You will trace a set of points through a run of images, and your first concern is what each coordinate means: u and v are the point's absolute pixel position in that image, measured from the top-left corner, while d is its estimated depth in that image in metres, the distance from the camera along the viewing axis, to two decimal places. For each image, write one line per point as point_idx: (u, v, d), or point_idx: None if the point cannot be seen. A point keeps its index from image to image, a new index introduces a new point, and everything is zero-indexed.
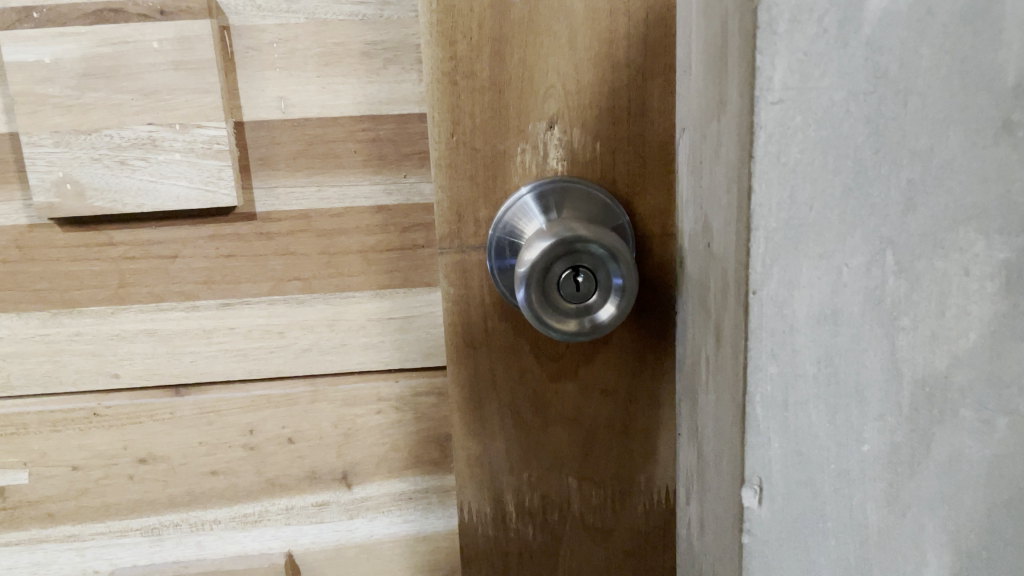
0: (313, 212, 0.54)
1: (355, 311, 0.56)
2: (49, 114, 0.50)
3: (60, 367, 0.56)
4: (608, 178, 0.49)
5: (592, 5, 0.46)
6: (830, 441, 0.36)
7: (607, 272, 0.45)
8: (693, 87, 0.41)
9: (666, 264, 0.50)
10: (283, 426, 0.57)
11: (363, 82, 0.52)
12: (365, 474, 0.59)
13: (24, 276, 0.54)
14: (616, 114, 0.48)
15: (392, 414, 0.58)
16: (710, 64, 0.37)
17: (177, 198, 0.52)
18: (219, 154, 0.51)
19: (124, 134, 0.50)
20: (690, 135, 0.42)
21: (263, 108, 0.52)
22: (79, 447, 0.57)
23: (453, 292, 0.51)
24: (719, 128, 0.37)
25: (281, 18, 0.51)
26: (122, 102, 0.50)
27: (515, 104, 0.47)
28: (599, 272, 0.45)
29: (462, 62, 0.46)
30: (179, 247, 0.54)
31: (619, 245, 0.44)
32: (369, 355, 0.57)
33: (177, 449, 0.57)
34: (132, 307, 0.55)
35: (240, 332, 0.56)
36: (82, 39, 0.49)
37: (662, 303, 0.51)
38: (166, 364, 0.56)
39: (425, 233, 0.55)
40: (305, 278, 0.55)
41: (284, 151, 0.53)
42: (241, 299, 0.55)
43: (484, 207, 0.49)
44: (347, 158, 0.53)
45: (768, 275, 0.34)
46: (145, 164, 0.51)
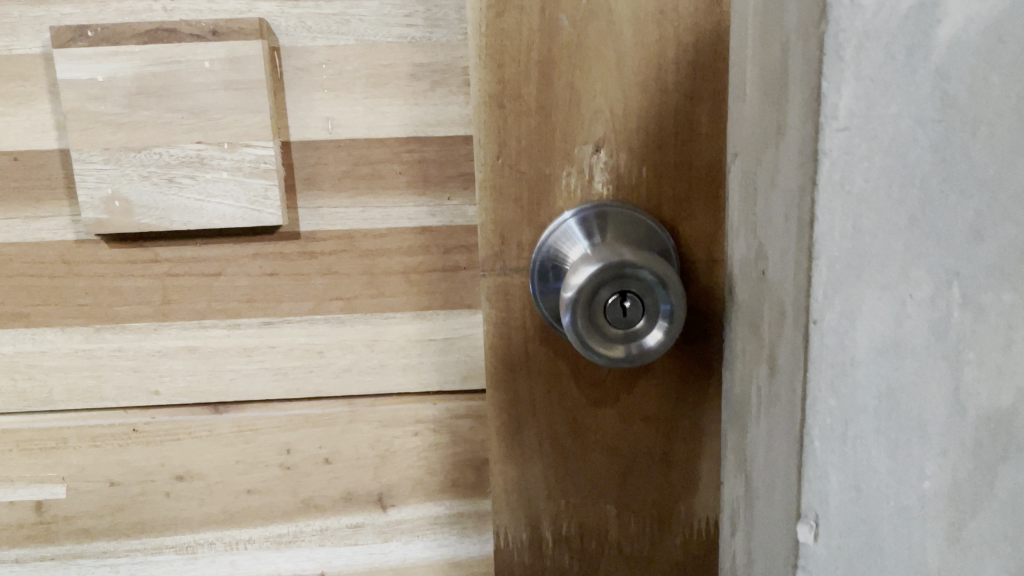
0: (357, 233, 0.54)
1: (395, 332, 0.56)
2: (100, 131, 0.50)
3: (101, 383, 0.56)
4: (655, 204, 0.49)
5: (641, 31, 0.46)
6: (891, 477, 0.35)
7: (651, 299, 0.44)
8: (747, 115, 0.41)
9: (712, 290, 0.50)
10: (320, 446, 0.57)
11: (410, 104, 0.52)
12: (400, 496, 0.59)
13: (69, 291, 0.55)
14: (664, 138, 0.48)
15: (429, 436, 0.58)
16: (768, 89, 0.37)
17: (223, 216, 0.52)
18: (266, 173, 0.51)
19: (173, 152, 0.51)
20: (742, 160, 0.42)
21: (310, 128, 0.52)
22: (117, 463, 0.57)
23: (496, 315, 0.50)
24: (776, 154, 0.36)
25: (331, 40, 0.51)
26: (172, 120, 0.50)
27: (561, 127, 0.48)
28: (645, 300, 0.44)
29: (509, 85, 0.47)
30: (223, 265, 0.54)
31: (668, 277, 0.44)
32: (409, 376, 0.57)
33: (214, 467, 0.57)
34: (175, 323, 0.55)
35: (280, 351, 0.56)
36: (135, 58, 0.49)
37: (706, 330, 0.50)
38: (207, 381, 0.56)
39: (468, 255, 0.55)
40: (346, 297, 0.55)
41: (330, 171, 0.53)
42: (283, 318, 0.55)
43: (527, 230, 0.49)
44: (392, 180, 0.53)
45: (829, 305, 0.33)
46: (193, 182, 0.51)
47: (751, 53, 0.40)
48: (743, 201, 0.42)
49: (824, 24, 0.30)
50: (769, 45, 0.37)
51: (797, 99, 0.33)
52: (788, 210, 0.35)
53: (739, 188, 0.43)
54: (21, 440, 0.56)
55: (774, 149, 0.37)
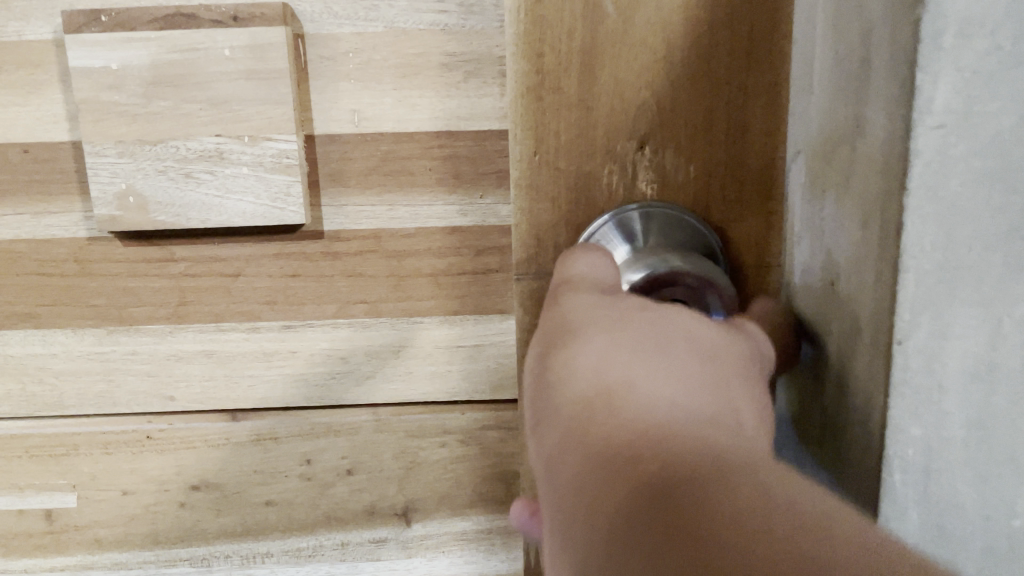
0: (383, 232, 0.51)
1: (422, 338, 0.53)
2: (114, 122, 0.47)
3: (114, 388, 0.53)
4: (702, 202, 0.49)
5: (692, 14, 0.45)
6: (977, 514, 0.32)
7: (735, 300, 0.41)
8: (819, 108, 0.37)
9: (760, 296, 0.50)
10: (342, 457, 0.55)
11: (441, 96, 0.49)
12: (425, 510, 0.56)
13: (80, 291, 0.52)
14: (712, 134, 0.48)
15: (457, 448, 0.55)
16: (846, 80, 0.33)
17: (243, 214, 0.49)
18: (288, 168, 0.48)
19: (191, 145, 0.48)
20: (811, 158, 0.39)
21: (335, 121, 0.49)
22: (130, 471, 0.54)
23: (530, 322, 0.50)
24: (853, 154, 0.33)
25: (359, 27, 0.48)
26: (190, 112, 0.47)
27: (604, 122, 0.47)
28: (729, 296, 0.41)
29: (548, 76, 0.46)
30: (242, 265, 0.51)
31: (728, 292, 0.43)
32: (436, 386, 0.54)
33: (231, 476, 0.55)
34: (191, 326, 0.52)
35: (301, 357, 0.53)
36: (151, 45, 0.46)
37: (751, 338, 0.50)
38: (224, 388, 0.53)
39: (500, 257, 0.52)
40: (371, 301, 0.52)
41: (356, 166, 0.50)
42: (304, 322, 0.52)
43: (565, 231, 0.49)
44: (421, 176, 0.50)
45: (916, 325, 0.30)
46: (211, 177, 0.48)
47: (825, 39, 0.36)
48: (811, 205, 0.39)
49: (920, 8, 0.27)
50: (843, 34, 0.34)
51: (885, 92, 0.30)
52: (868, 216, 0.32)
53: (806, 192, 0.40)
54: (30, 447, 0.54)
55: (851, 148, 0.33)
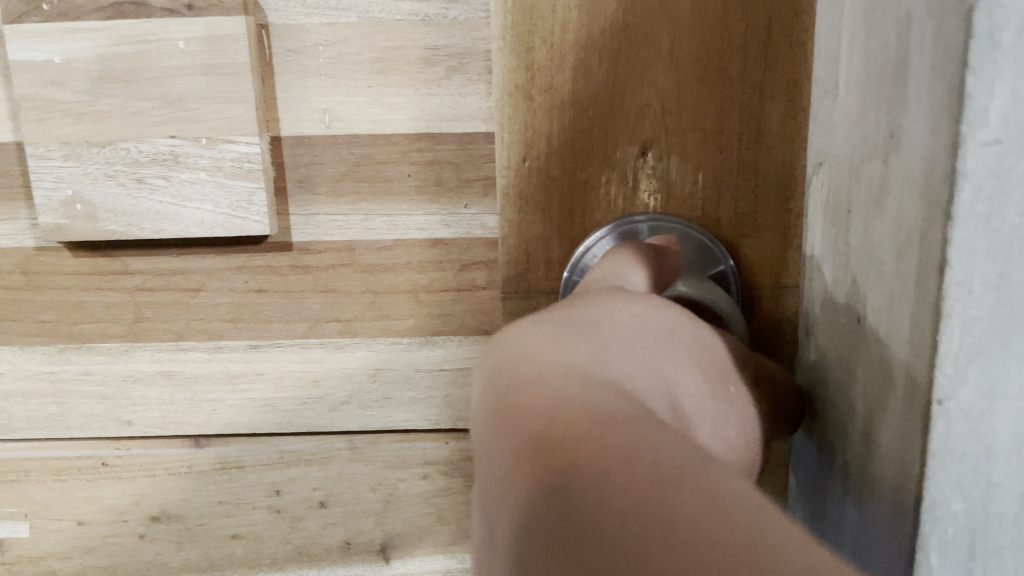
0: (358, 244, 0.46)
1: (401, 361, 0.48)
2: (58, 122, 0.43)
3: (67, 411, 0.49)
4: (712, 215, 0.44)
5: (701, 5, 0.41)
6: None
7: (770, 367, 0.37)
8: (847, 114, 0.33)
9: (778, 321, 0.45)
10: (314, 488, 0.50)
11: (421, 95, 0.44)
12: (406, 546, 0.51)
13: (28, 305, 0.47)
14: (724, 139, 0.43)
15: (440, 480, 0.50)
16: (877, 81, 0.29)
17: (202, 223, 0.44)
18: (250, 174, 0.43)
19: (143, 148, 0.43)
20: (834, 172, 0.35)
21: (305, 121, 0.44)
22: (85, 500, 0.50)
23: None
24: (883, 171, 0.28)
25: (328, 17, 0.43)
26: (141, 111, 0.43)
27: (602, 126, 0.43)
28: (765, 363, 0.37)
29: (539, 73, 0.42)
30: (203, 279, 0.47)
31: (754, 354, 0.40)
32: (416, 413, 0.49)
33: (194, 507, 0.50)
34: (149, 345, 0.48)
35: (268, 379, 0.48)
36: (97, 36, 0.42)
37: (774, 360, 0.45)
38: (186, 412, 0.49)
39: (487, 273, 0.47)
40: (345, 319, 0.47)
41: (327, 172, 0.45)
42: (271, 342, 0.48)
43: (558, 245, 0.44)
44: (399, 184, 0.45)
45: (960, 382, 0.25)
46: (165, 183, 0.44)
47: (854, 34, 0.31)
48: (835, 226, 0.35)
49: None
50: (874, 25, 0.29)
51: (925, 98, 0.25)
52: (901, 248, 0.27)
53: (826, 212, 0.36)
54: None
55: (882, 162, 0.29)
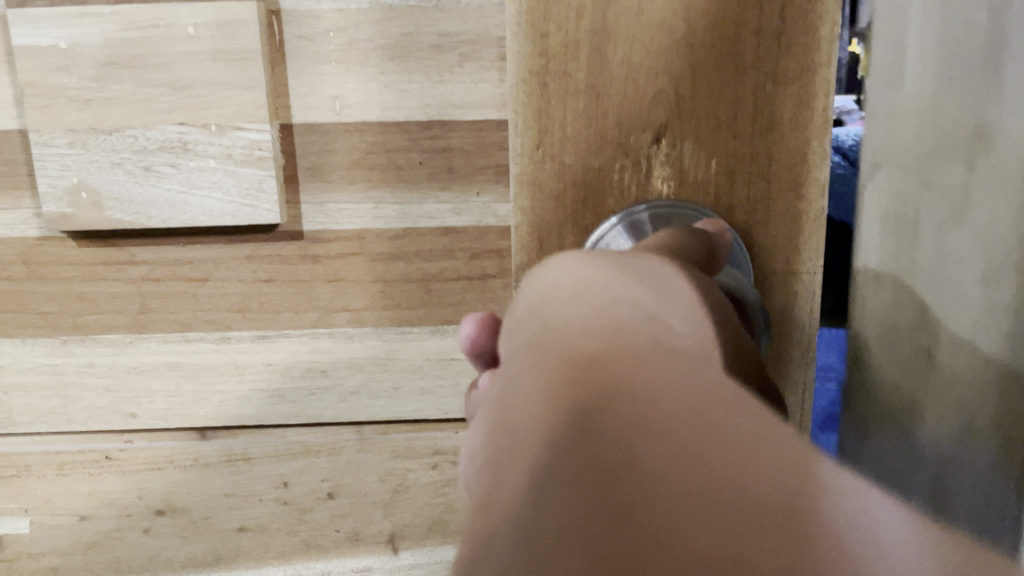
0: (368, 233, 0.46)
1: (411, 350, 0.48)
2: (64, 108, 0.42)
3: (69, 404, 0.48)
4: (724, 202, 0.44)
5: None
6: None
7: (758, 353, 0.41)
8: (913, 140, 0.41)
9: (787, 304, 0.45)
10: (322, 479, 0.50)
11: (433, 81, 0.44)
12: (414, 537, 0.51)
13: (29, 296, 0.46)
14: (738, 126, 0.43)
15: (448, 470, 0.50)
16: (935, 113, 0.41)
17: (211, 212, 0.44)
18: (261, 161, 0.43)
19: (151, 135, 0.43)
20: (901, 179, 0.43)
21: (315, 108, 0.44)
22: (88, 495, 0.49)
23: None
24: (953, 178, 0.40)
25: (340, 2, 0.43)
26: (149, 97, 0.42)
27: (616, 112, 0.42)
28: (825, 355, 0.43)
29: (554, 60, 0.42)
30: (210, 269, 0.46)
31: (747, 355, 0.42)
32: (426, 403, 0.49)
33: (200, 500, 0.50)
34: (154, 336, 0.47)
35: (276, 370, 0.48)
36: (104, 21, 0.41)
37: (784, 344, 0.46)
38: (192, 404, 0.48)
39: (498, 261, 0.46)
40: (355, 309, 0.47)
41: (337, 160, 0.45)
42: (279, 332, 0.47)
43: (572, 232, 0.44)
44: (411, 172, 0.45)
45: None
46: (174, 171, 0.43)
47: (919, 72, 0.41)
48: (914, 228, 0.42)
49: (907, 91, 0.41)
50: (948, 77, 0.39)
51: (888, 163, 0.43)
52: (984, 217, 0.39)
53: (894, 234, 0.44)
54: None
55: (892, 198, 0.43)
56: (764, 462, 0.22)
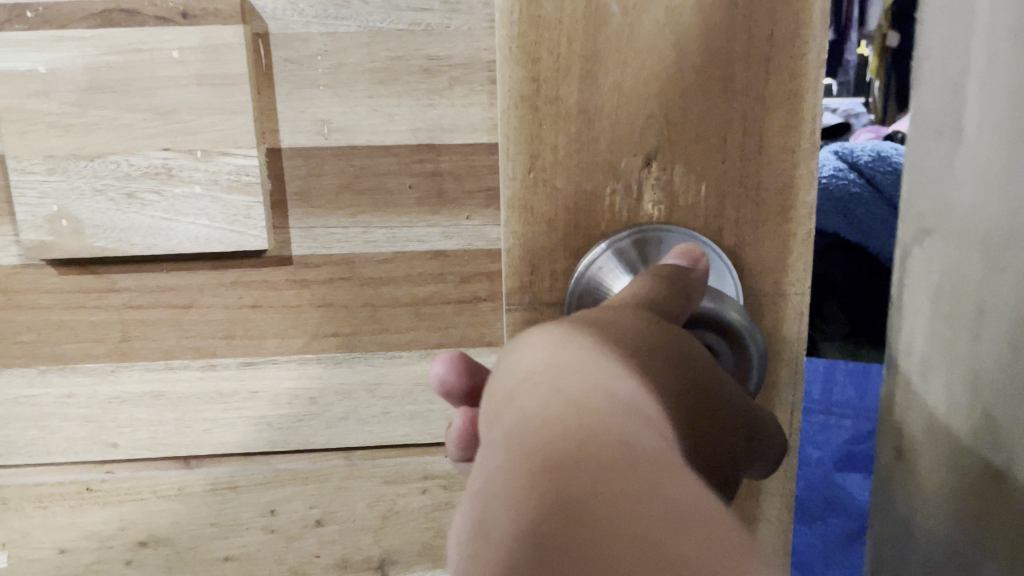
0: (357, 257, 0.45)
1: (400, 374, 0.47)
2: (43, 134, 0.41)
3: (49, 435, 0.47)
4: (714, 223, 0.44)
5: (707, 17, 0.41)
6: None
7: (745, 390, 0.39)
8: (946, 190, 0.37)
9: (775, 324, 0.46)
10: (310, 506, 0.49)
11: (423, 105, 0.43)
12: (404, 562, 0.50)
13: (6, 326, 0.45)
14: (727, 150, 0.43)
15: (439, 494, 0.49)
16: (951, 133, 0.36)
17: (196, 238, 0.43)
18: (248, 187, 0.42)
19: (134, 161, 0.42)
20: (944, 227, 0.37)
21: (302, 133, 0.43)
22: (68, 527, 0.48)
23: None
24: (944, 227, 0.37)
25: (328, 26, 0.42)
26: (132, 122, 0.41)
27: (607, 136, 0.42)
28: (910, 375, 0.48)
29: (545, 84, 0.42)
30: (195, 296, 0.45)
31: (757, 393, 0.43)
32: (416, 427, 0.48)
33: (184, 530, 0.49)
34: (136, 365, 0.46)
35: (263, 397, 0.47)
36: (85, 45, 0.40)
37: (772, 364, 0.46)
38: (176, 433, 0.47)
39: (489, 284, 0.46)
40: (344, 334, 0.46)
41: (326, 184, 0.44)
42: (267, 358, 0.47)
43: (563, 256, 0.44)
44: (401, 196, 0.44)
45: None
46: (158, 198, 0.42)
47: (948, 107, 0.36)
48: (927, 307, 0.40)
49: (970, 134, 0.34)
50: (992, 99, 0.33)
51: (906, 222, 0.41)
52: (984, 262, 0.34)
53: (949, 294, 0.37)
54: None
55: (943, 266, 0.38)
56: (686, 495, 0.22)
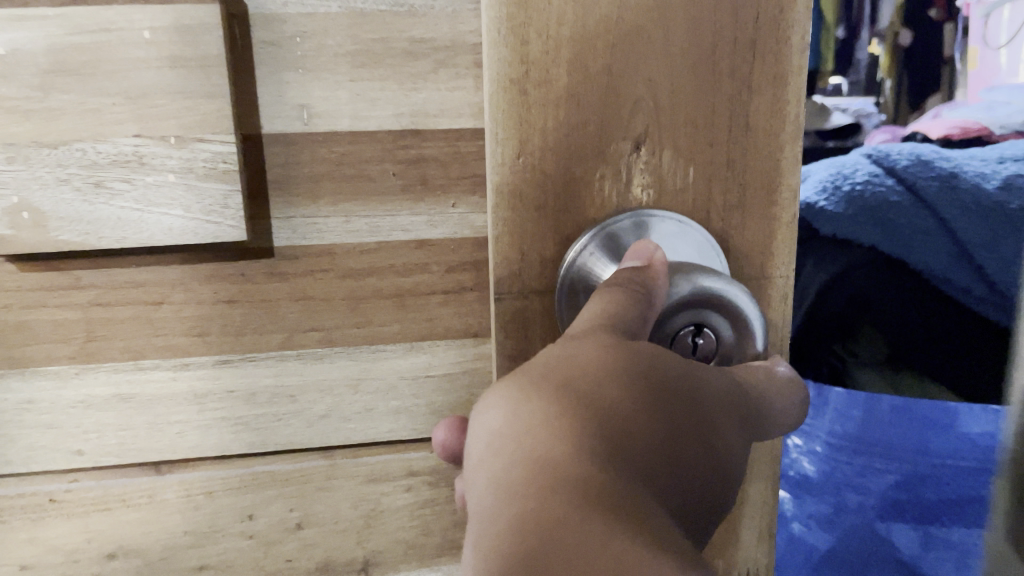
0: (339, 248, 0.44)
1: (384, 369, 0.46)
2: (3, 120, 0.38)
3: (8, 443, 0.44)
4: (702, 208, 0.44)
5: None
6: None
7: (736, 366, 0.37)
8: None
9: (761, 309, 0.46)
10: (290, 510, 0.47)
11: (406, 89, 0.42)
12: (389, 563, 0.48)
13: None
14: (714, 133, 0.43)
15: (424, 491, 0.48)
16: None
17: (170, 230, 0.41)
18: (225, 175, 0.40)
19: (102, 148, 0.39)
20: None
21: (281, 118, 0.41)
22: (29, 542, 0.45)
23: (510, 345, 0.44)
24: None
25: (307, 6, 0.40)
26: (100, 107, 0.38)
27: (596, 120, 0.42)
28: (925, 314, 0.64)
29: (534, 68, 0.41)
30: (166, 291, 0.43)
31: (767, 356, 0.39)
32: (400, 423, 0.47)
33: (156, 540, 0.46)
34: (103, 366, 0.44)
35: (240, 396, 0.45)
36: (48, 24, 0.37)
37: None
38: (146, 438, 0.45)
39: (475, 274, 0.45)
40: (325, 328, 0.45)
41: (306, 172, 0.42)
42: (244, 356, 0.45)
43: (552, 243, 0.43)
44: (384, 183, 0.43)
45: None
46: (128, 187, 0.40)
47: None
48: None
49: None
50: None
51: None
52: None
53: None
54: None
55: None
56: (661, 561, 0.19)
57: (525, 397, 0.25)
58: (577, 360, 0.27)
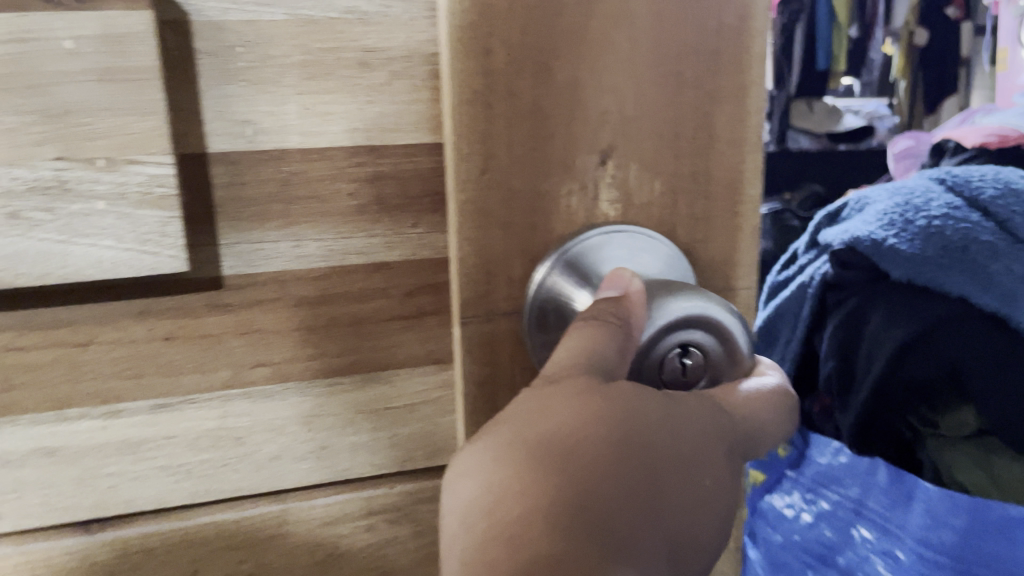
0: (289, 275, 0.40)
1: (340, 402, 0.43)
2: None
3: None
4: (667, 221, 0.43)
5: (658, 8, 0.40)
6: None
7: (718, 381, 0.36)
8: None
9: None
10: (239, 561, 0.43)
11: (360, 102, 0.39)
12: None
13: None
14: (679, 144, 0.42)
15: (385, 530, 0.44)
16: None
17: (101, 262, 0.36)
18: (161, 200, 0.36)
19: (17, 174, 0.34)
20: None
21: (223, 136, 0.38)
22: None
23: (476, 370, 0.42)
24: None
25: (250, 13, 0.36)
26: (15, 127, 0.34)
27: (562, 134, 0.40)
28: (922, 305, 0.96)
29: (498, 79, 0.38)
30: (94, 331, 0.38)
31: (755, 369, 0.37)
32: (358, 459, 0.44)
33: None
34: (20, 418, 0.39)
35: (181, 442, 0.41)
36: None
37: None
38: (74, 494, 0.40)
39: (435, 297, 0.43)
40: (275, 362, 0.41)
41: (251, 194, 0.39)
42: (183, 398, 0.40)
43: (519, 262, 0.41)
44: (337, 204, 0.40)
45: None
46: (50, 216, 0.35)
47: None
48: None
49: None
50: None
51: None
52: None
53: None
54: None
55: None
56: None
57: (495, 465, 0.26)
58: (548, 413, 0.28)
